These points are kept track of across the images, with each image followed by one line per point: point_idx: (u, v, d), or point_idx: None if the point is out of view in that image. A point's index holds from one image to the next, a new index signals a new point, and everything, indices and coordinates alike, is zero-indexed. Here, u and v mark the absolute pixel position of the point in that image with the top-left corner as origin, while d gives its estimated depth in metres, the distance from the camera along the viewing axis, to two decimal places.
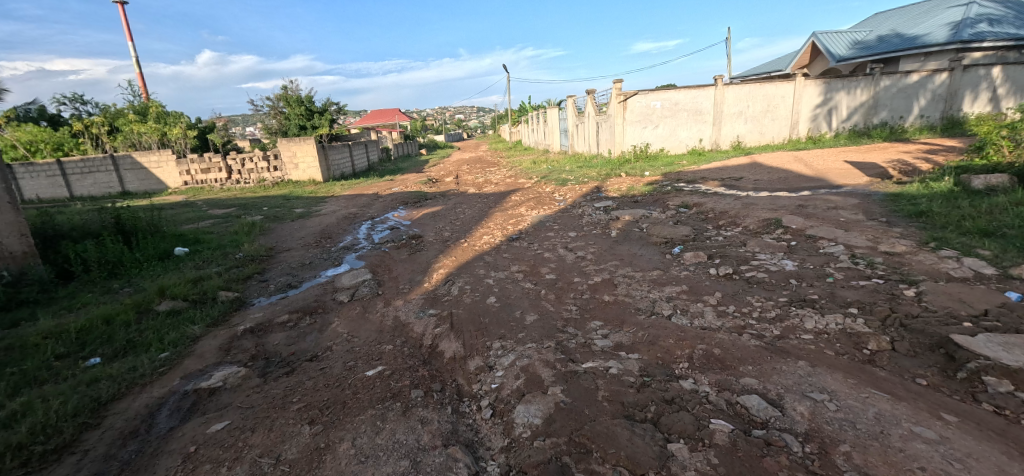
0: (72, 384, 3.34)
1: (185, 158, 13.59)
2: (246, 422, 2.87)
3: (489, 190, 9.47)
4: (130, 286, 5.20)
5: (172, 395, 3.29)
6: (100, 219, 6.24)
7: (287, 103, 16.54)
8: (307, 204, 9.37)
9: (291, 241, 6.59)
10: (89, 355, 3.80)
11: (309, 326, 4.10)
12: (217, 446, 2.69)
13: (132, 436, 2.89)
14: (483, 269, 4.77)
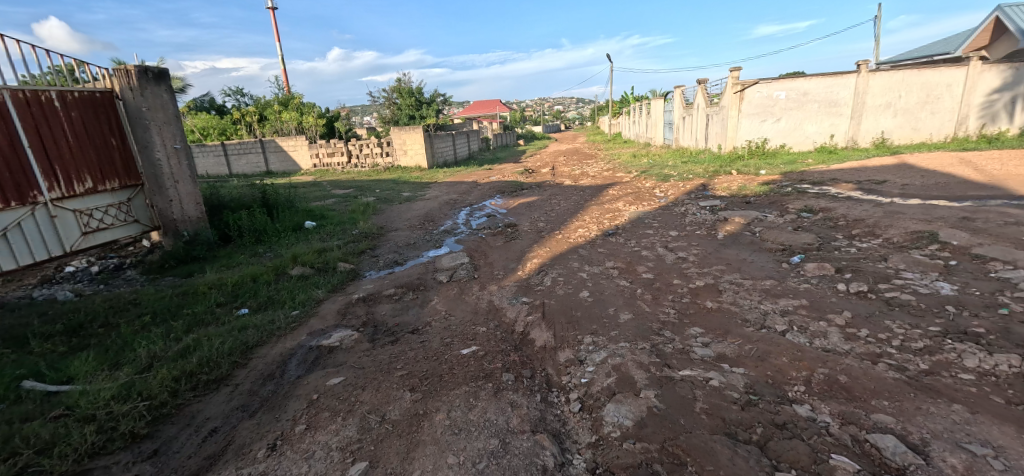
0: (228, 328, 3.88)
1: (315, 142, 15.04)
2: (358, 380, 3.13)
3: (586, 182, 9.35)
4: (270, 252, 5.88)
5: (301, 347, 3.66)
6: (251, 194, 7.16)
7: (400, 94, 17.70)
8: (412, 188, 9.92)
9: (398, 222, 7.01)
10: (240, 305, 4.40)
11: (412, 300, 4.34)
12: (333, 398, 2.97)
13: (266, 378, 3.29)
14: (577, 262, 4.71)
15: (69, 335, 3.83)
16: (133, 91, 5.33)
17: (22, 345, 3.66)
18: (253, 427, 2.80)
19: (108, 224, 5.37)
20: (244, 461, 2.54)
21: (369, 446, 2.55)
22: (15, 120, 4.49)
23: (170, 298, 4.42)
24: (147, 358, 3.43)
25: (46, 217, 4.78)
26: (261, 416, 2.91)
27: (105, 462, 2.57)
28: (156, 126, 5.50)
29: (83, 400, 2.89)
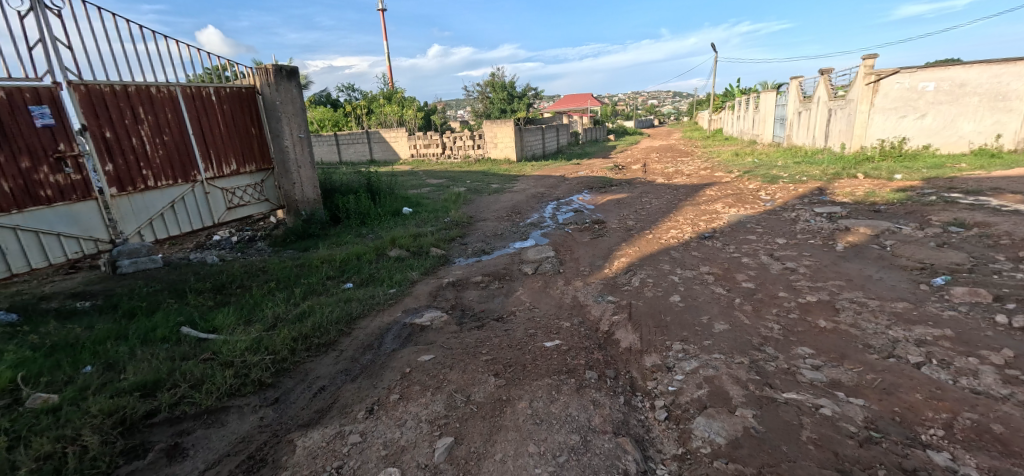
0: (336, 299, 4.26)
1: (413, 134, 15.81)
2: (448, 360, 3.26)
3: (681, 181, 8.92)
4: (371, 234, 6.29)
5: (396, 322, 3.89)
6: (357, 180, 7.69)
7: (492, 88, 18.10)
8: (501, 181, 10.08)
9: (487, 212, 7.16)
10: (345, 280, 4.78)
11: (498, 289, 4.41)
12: (425, 373, 3.12)
13: (365, 348, 3.54)
14: (669, 265, 4.50)
15: (214, 291, 4.48)
16: (270, 86, 5.98)
17: (179, 296, 4.33)
18: (354, 391, 3.05)
19: (246, 201, 6.04)
20: (345, 421, 2.76)
21: (455, 423, 2.65)
22: (181, 109, 5.20)
23: (289, 268, 4.97)
24: (272, 318, 3.89)
25: (201, 192, 5.47)
26: (362, 381, 3.15)
27: (238, 402, 2.98)
28: (287, 117, 6.13)
29: (225, 348, 3.37)
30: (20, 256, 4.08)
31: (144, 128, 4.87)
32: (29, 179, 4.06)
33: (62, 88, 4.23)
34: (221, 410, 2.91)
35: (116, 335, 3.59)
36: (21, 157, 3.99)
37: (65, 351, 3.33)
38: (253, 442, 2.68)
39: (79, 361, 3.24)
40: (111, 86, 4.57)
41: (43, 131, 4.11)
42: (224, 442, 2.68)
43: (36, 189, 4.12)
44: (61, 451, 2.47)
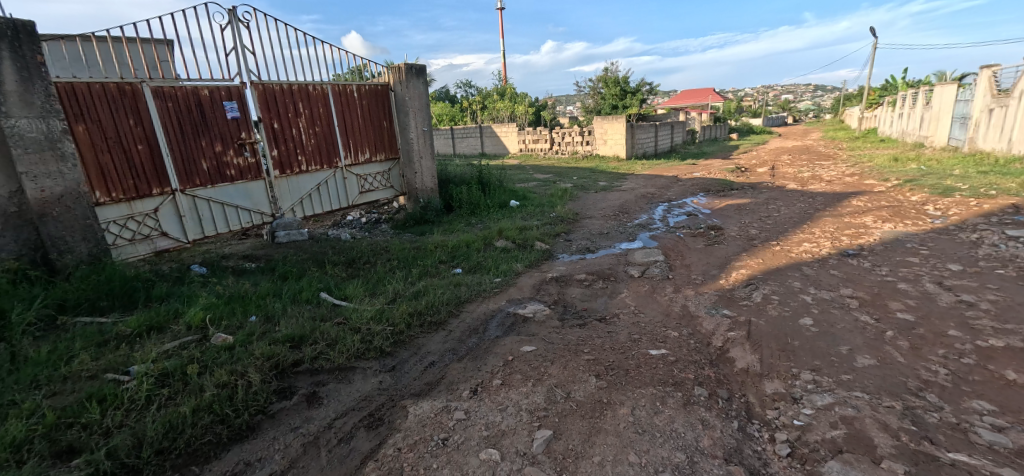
0: (446, 282, 4.45)
1: (524, 129, 15.97)
2: (549, 354, 3.24)
3: (817, 188, 7.93)
4: (479, 224, 6.46)
5: (501, 311, 3.95)
6: (469, 172, 7.92)
7: (605, 84, 17.39)
8: (609, 178, 9.78)
9: (593, 210, 6.99)
10: (454, 265, 4.96)
11: (602, 289, 4.26)
12: (526, 364, 3.14)
13: (471, 331, 3.65)
14: (800, 282, 4.02)
15: (346, 264, 4.94)
16: (400, 84, 6.40)
17: (320, 265, 4.90)
18: (461, 370, 3.16)
19: (375, 187, 6.60)
20: (451, 396, 2.89)
21: (554, 417, 2.62)
22: (330, 104, 5.90)
23: (407, 250, 5.29)
24: (393, 292, 4.18)
25: (340, 178, 6.17)
26: (467, 362, 3.26)
27: (363, 364, 3.24)
28: (413, 112, 6.53)
29: (354, 315, 3.72)
30: (210, 223, 5.11)
31: (302, 121, 5.68)
32: (220, 161, 5.06)
33: (246, 86, 5.16)
34: (350, 369, 3.19)
35: (272, 294, 4.14)
36: (216, 143, 5.02)
37: (236, 302, 3.93)
38: (373, 402, 2.89)
39: (247, 311, 3.81)
40: (280, 85, 5.42)
41: (232, 122, 5.12)
42: (349, 397, 2.93)
43: (224, 169, 5.13)
44: (232, 384, 2.89)
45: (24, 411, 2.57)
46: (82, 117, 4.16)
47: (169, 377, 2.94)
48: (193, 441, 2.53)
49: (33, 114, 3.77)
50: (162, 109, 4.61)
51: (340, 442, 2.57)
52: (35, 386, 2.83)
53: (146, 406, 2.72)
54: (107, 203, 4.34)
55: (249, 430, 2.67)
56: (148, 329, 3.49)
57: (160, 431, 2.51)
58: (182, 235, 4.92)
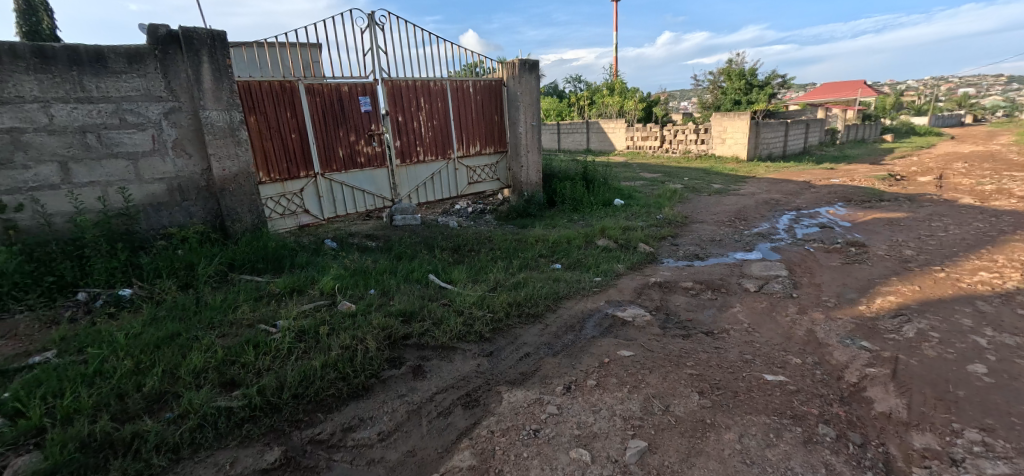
0: (546, 276, 4.39)
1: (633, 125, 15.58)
2: (648, 361, 3.04)
3: (999, 205, 6.57)
4: (581, 220, 6.32)
5: (598, 311, 3.80)
6: (574, 168, 7.75)
7: (728, 77, 16.16)
8: (726, 181, 9.03)
9: (705, 214, 6.49)
10: (553, 260, 4.89)
11: (710, 300, 3.90)
12: (623, 368, 2.98)
13: (568, 328, 3.56)
14: (969, 320, 3.34)
15: (453, 250, 5.10)
16: (514, 79, 6.43)
17: (429, 249, 5.12)
18: (555, 364, 3.09)
19: (483, 178, 6.71)
20: (545, 389, 2.84)
21: (650, 429, 2.44)
22: (449, 99, 6.09)
23: (509, 241, 5.33)
24: (494, 281, 4.22)
25: (452, 168, 6.36)
26: (562, 358, 3.18)
27: (464, 346, 3.31)
28: (524, 106, 6.53)
29: (459, 298, 3.82)
30: (342, 204, 5.58)
31: (423, 114, 5.93)
32: (353, 149, 5.49)
33: (378, 83, 5.50)
34: (451, 349, 3.27)
35: (388, 271, 4.39)
36: (351, 133, 5.44)
37: (359, 276, 4.24)
38: (470, 383, 2.94)
39: (368, 284, 4.09)
40: (406, 81, 5.70)
41: (365, 115, 5.49)
42: (450, 375, 3.01)
43: (356, 157, 5.55)
44: (353, 347, 3.11)
45: (202, 346, 3.03)
46: (253, 109, 4.78)
47: (305, 334, 3.26)
48: (321, 392, 2.78)
49: (221, 107, 4.43)
50: (312, 103, 5.12)
51: (438, 416, 2.67)
52: (209, 327, 3.33)
53: (288, 355, 3.04)
54: (267, 182, 4.97)
55: (364, 390, 2.86)
56: (291, 291, 3.91)
57: (297, 380, 2.79)
58: (319, 213, 5.44)
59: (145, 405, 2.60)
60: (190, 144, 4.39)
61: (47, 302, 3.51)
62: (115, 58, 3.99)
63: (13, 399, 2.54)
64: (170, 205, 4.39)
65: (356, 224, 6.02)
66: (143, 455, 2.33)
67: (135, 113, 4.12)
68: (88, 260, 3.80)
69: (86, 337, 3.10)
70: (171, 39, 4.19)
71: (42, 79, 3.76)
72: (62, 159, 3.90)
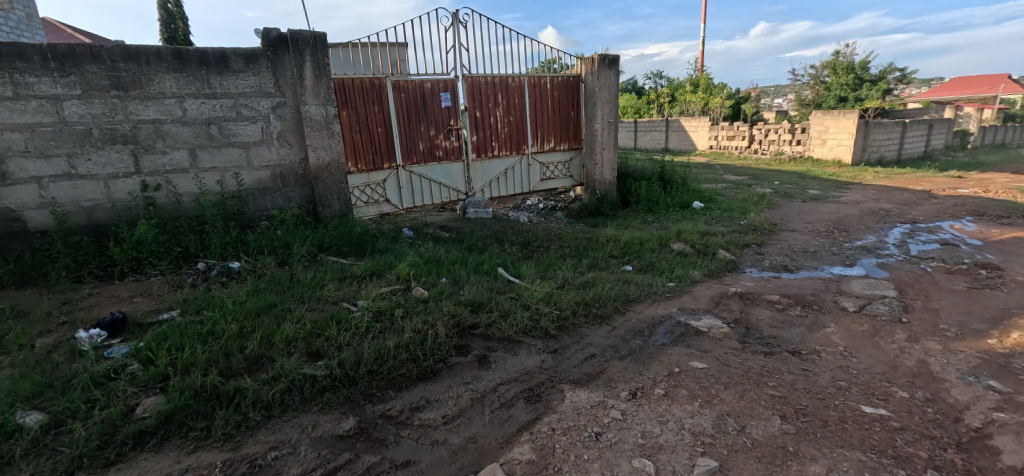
0: (616, 277, 4.22)
1: (719, 124, 14.79)
2: (723, 375, 2.81)
3: None
4: (656, 222, 6.03)
5: (670, 318, 3.58)
6: (651, 167, 7.42)
7: (833, 71, 14.91)
8: (823, 187, 8.26)
9: (796, 222, 5.97)
10: (624, 262, 4.69)
11: (799, 318, 3.54)
12: (695, 380, 2.77)
13: (636, 332, 3.38)
14: None
15: (522, 245, 5.07)
16: (592, 75, 6.24)
17: (499, 243, 5.12)
18: (621, 369, 2.94)
19: (556, 175, 6.60)
20: (609, 392, 2.72)
21: (723, 448, 2.24)
22: (526, 95, 6.04)
23: (579, 239, 5.19)
24: (562, 278, 4.12)
25: (526, 164, 6.31)
26: (629, 362, 3.02)
27: (529, 340, 3.25)
28: (601, 103, 6.33)
29: (526, 292, 3.76)
30: (420, 195, 5.71)
31: (499, 110, 5.92)
32: (433, 143, 5.61)
33: (459, 80, 5.55)
34: (516, 343, 3.22)
35: (459, 261, 4.43)
36: (431, 128, 5.55)
37: (433, 264, 4.31)
38: (533, 377, 2.87)
39: (439, 273, 4.14)
40: (486, 77, 5.71)
41: (444, 110, 5.58)
42: (514, 368, 2.97)
43: (435, 151, 5.66)
44: (424, 332, 3.15)
45: (294, 318, 3.22)
46: (346, 103, 4.98)
47: (381, 314, 3.35)
48: (393, 371, 2.84)
49: (319, 102, 4.69)
50: (398, 99, 5.27)
51: (501, 407, 2.63)
52: (300, 300, 3.54)
53: (366, 333, 3.14)
54: (355, 172, 5.19)
55: (432, 373, 2.88)
56: (371, 274, 4.05)
57: (372, 357, 2.87)
58: (399, 202, 5.59)
59: (245, 364, 2.79)
60: (292, 136, 4.69)
61: (174, 269, 3.95)
62: (235, 58, 4.33)
63: (144, 349, 2.84)
64: (274, 190, 4.71)
65: (432, 215, 6.16)
66: (242, 408, 2.50)
67: (248, 108, 4.46)
68: (207, 234, 4.23)
69: (203, 301, 3.43)
70: (281, 41, 4.46)
71: (179, 78, 4.18)
72: (191, 146, 4.31)
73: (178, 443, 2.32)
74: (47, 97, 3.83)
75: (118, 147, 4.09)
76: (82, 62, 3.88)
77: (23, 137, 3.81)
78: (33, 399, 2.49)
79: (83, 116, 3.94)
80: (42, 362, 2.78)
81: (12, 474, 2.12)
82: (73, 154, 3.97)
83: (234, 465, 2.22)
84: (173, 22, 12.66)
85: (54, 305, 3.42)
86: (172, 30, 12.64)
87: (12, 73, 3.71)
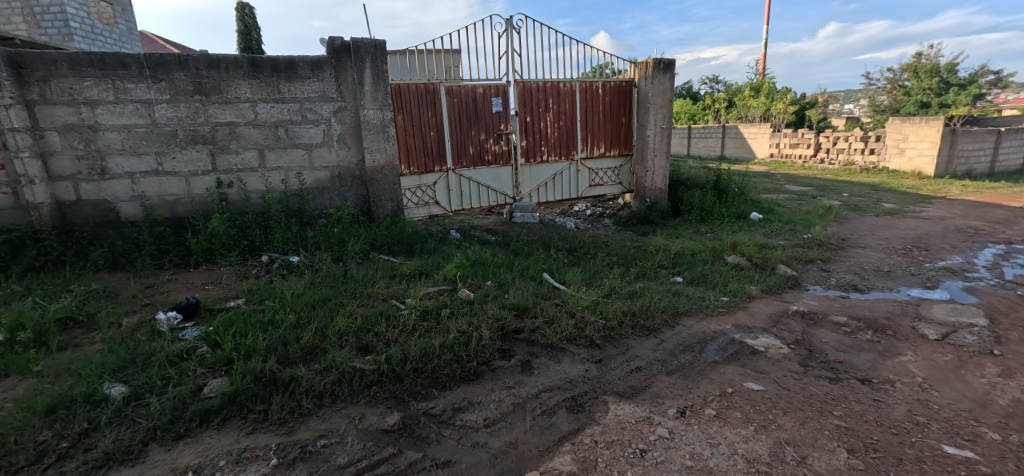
0: (665, 288, 4.05)
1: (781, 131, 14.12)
2: (781, 400, 2.61)
3: None
4: (710, 233, 5.78)
5: (723, 335, 3.38)
6: (705, 175, 7.12)
7: (913, 74, 13.95)
8: (900, 201, 7.65)
9: (868, 237, 5.56)
10: (675, 273, 4.51)
11: (869, 343, 3.25)
12: (749, 403, 2.59)
13: (686, 347, 3.21)
14: None
15: (568, 252, 4.98)
16: (646, 80, 6.05)
17: (545, 248, 5.05)
18: (669, 385, 2.79)
19: (605, 181, 6.46)
20: (656, 408, 2.58)
21: None
22: (577, 100, 5.95)
23: (628, 248, 5.04)
24: (609, 287, 4.00)
25: (574, 169, 6.22)
26: (677, 378, 2.87)
27: (573, 349, 3.16)
28: (654, 108, 6.13)
29: (572, 300, 3.67)
30: (469, 198, 5.74)
31: (550, 115, 5.87)
32: (483, 148, 5.62)
33: (510, 85, 5.55)
34: (560, 350, 3.14)
35: (505, 265, 4.40)
36: (482, 132, 5.57)
37: (478, 267, 4.30)
38: (576, 387, 2.78)
39: (486, 276, 4.12)
40: (538, 82, 5.67)
41: (495, 115, 5.58)
42: (557, 375, 2.88)
43: (484, 155, 5.68)
44: (469, 333, 3.13)
45: (346, 312, 3.28)
46: (401, 108, 5.09)
47: (428, 313, 3.35)
48: (437, 370, 2.83)
49: (377, 106, 4.80)
50: (450, 104, 5.32)
51: (542, 414, 2.56)
52: (352, 296, 3.61)
53: (413, 331, 3.15)
54: (407, 174, 5.29)
55: (475, 375, 2.85)
56: (419, 273, 4.08)
57: (418, 354, 2.87)
58: (447, 204, 5.63)
59: (301, 354, 2.87)
60: (350, 139, 4.81)
61: (242, 260, 4.15)
62: (303, 65, 4.49)
63: (213, 333, 2.97)
64: (332, 190, 4.85)
65: (479, 218, 6.18)
66: (296, 395, 2.56)
67: (312, 111, 4.61)
68: (271, 229, 4.42)
69: (265, 292, 3.56)
70: (343, 49, 4.60)
71: (253, 84, 4.39)
72: (261, 147, 4.52)
73: (238, 423, 2.41)
74: (141, 101, 4.14)
75: (199, 147, 4.35)
76: (172, 70, 4.16)
77: (121, 137, 4.16)
78: (118, 372, 2.66)
79: (170, 119, 4.23)
80: (126, 339, 2.98)
81: (96, 440, 2.26)
82: (160, 152, 4.27)
83: (286, 449, 2.27)
84: (250, 33, 13.47)
85: (139, 288, 3.68)
86: (249, 40, 13.44)
87: (113, 80, 4.05)
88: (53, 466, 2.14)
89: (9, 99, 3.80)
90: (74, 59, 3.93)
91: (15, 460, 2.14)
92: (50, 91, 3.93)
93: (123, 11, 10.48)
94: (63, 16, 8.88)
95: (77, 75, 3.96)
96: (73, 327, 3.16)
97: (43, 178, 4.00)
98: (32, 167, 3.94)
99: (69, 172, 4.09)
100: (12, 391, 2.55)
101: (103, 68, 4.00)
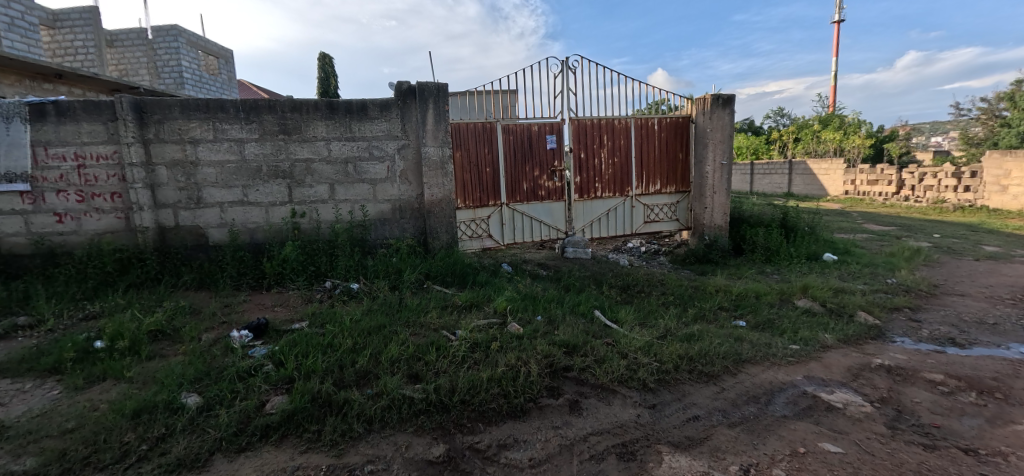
0: (726, 332, 3.75)
1: (856, 167, 13.32)
2: (864, 466, 2.27)
3: None
4: (776, 274, 5.40)
5: (795, 386, 3.05)
6: (771, 213, 6.71)
7: (1013, 104, 12.80)
8: (1005, 243, 6.85)
9: (965, 284, 4.99)
10: (739, 316, 4.19)
11: (971, 407, 2.82)
12: (826, 466, 2.28)
13: (750, 398, 2.92)
14: None
15: (621, 289, 4.77)
16: (704, 115, 5.85)
17: (598, 285, 4.87)
18: (731, 438, 2.52)
19: (661, 218, 6.23)
20: (716, 464, 2.32)
21: None
22: (632, 136, 5.85)
23: (685, 287, 4.77)
24: (665, 328, 3.76)
25: (628, 205, 6.05)
26: (740, 432, 2.59)
27: (625, 391, 2.95)
28: (713, 144, 5.89)
29: (624, 340, 3.45)
30: (522, 232, 5.70)
31: (605, 151, 5.78)
32: (536, 184, 5.60)
33: (566, 122, 5.54)
34: (612, 392, 2.94)
35: (556, 300, 4.26)
36: (537, 168, 5.56)
37: (530, 301, 4.19)
38: (628, 432, 2.57)
39: (537, 311, 3.99)
40: (592, 120, 5.64)
41: (550, 152, 5.57)
42: (607, 419, 2.69)
43: (537, 191, 5.64)
44: (517, 367, 3.00)
45: (399, 340, 3.24)
46: (459, 145, 5.19)
47: (477, 346, 3.25)
48: (483, 403, 2.71)
49: (437, 143, 4.90)
50: (506, 141, 5.37)
51: (590, 460, 2.36)
52: (405, 324, 3.58)
53: (462, 362, 3.06)
54: (463, 207, 5.34)
55: (522, 412, 2.71)
56: (471, 305, 4.02)
57: (466, 386, 2.78)
58: (500, 237, 5.61)
59: (355, 378, 2.84)
60: (412, 174, 4.92)
61: (308, 285, 4.26)
62: (373, 107, 4.69)
63: (279, 352, 3.01)
64: (392, 221, 4.93)
65: (531, 252, 6.09)
66: (348, 418, 2.51)
67: (379, 149, 4.77)
68: (336, 257, 4.52)
69: (326, 316, 3.61)
70: (410, 92, 4.78)
71: (329, 124, 4.61)
72: (331, 182, 4.70)
73: (294, 441, 2.39)
74: (234, 140, 4.45)
75: (278, 181, 4.59)
76: (262, 113, 4.46)
77: (214, 172, 4.47)
78: (195, 383, 2.74)
79: (257, 156, 4.51)
80: (204, 353, 3.09)
81: (170, 445, 2.30)
82: (247, 185, 4.53)
83: (336, 471, 2.21)
84: (329, 79, 14.47)
85: (218, 306, 3.84)
86: (327, 86, 14.44)
87: (214, 122, 4.39)
88: (132, 467, 2.20)
89: (131, 138, 4.22)
90: (185, 105, 4.31)
91: (102, 458, 2.21)
92: (164, 131, 4.32)
93: (226, 62, 11.71)
94: (179, 69, 9.94)
95: (186, 118, 4.34)
96: (162, 339, 3.32)
97: (150, 204, 4.35)
98: (142, 196, 4.31)
99: (172, 200, 4.43)
100: (107, 394, 2.70)
101: (207, 111, 4.36)
